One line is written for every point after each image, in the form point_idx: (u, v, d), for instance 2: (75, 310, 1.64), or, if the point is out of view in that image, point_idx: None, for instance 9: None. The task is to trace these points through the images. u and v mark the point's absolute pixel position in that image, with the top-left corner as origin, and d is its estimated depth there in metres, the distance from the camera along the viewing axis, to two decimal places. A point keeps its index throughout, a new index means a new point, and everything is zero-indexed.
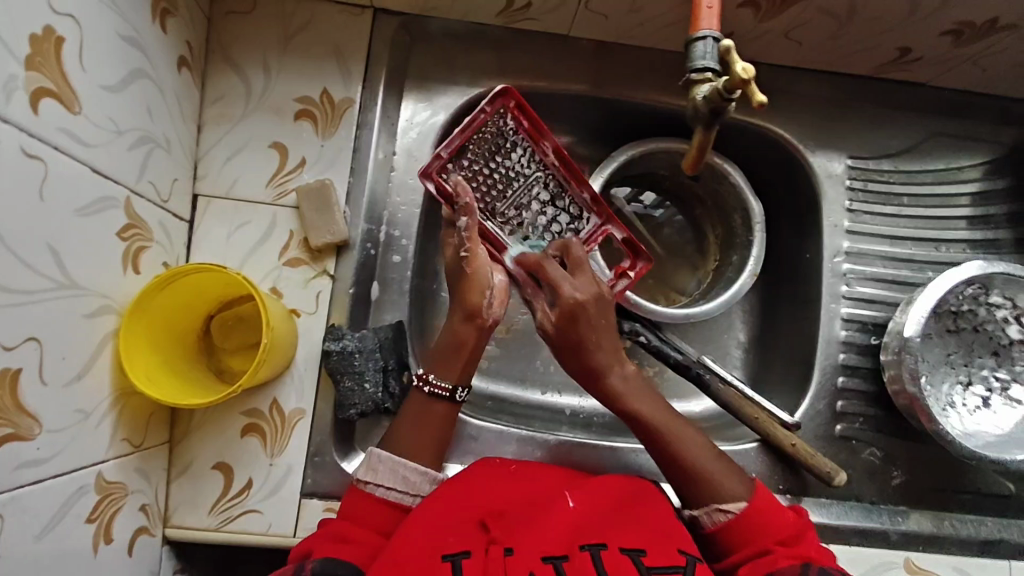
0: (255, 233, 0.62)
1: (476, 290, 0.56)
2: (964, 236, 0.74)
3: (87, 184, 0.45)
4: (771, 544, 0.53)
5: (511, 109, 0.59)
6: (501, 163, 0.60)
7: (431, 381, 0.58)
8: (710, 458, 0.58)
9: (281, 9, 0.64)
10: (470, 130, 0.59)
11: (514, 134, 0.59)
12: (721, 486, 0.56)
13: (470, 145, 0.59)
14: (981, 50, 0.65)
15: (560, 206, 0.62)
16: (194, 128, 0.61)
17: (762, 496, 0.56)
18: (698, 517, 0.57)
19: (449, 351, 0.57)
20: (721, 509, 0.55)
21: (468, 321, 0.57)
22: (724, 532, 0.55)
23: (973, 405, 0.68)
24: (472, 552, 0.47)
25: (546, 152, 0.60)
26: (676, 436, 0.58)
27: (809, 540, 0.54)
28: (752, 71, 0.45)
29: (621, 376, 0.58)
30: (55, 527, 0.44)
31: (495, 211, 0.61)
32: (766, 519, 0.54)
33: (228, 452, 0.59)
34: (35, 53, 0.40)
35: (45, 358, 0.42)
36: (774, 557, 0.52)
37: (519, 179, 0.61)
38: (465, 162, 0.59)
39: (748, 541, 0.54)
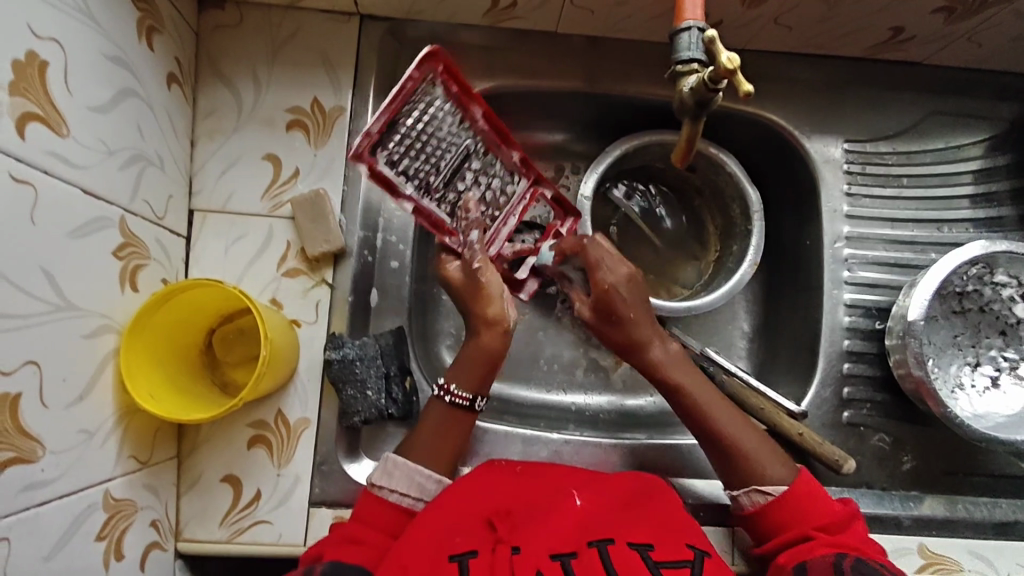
0: (252, 245, 0.62)
1: (493, 300, 0.58)
2: (967, 215, 0.73)
3: (79, 206, 0.45)
4: (811, 531, 0.53)
5: (440, 74, 0.52)
6: (429, 133, 0.54)
7: (451, 391, 0.58)
8: (751, 436, 0.58)
9: (268, 20, 0.64)
10: (399, 102, 0.50)
11: (445, 99, 0.54)
12: (763, 469, 0.57)
13: (401, 119, 0.51)
14: (976, 26, 0.64)
15: (492, 172, 0.59)
16: (187, 144, 0.62)
17: (808, 484, 0.56)
18: (739, 498, 0.57)
19: (469, 358, 0.59)
20: (762, 490, 0.56)
21: (492, 332, 0.59)
22: (768, 514, 0.56)
23: (982, 386, 0.67)
24: (478, 552, 0.46)
25: (477, 117, 0.56)
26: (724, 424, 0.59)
27: (856, 531, 0.54)
28: (737, 60, 0.44)
29: (663, 350, 0.61)
30: (64, 546, 0.44)
31: (431, 188, 0.56)
32: (808, 506, 0.55)
33: (235, 464, 0.59)
34: (19, 79, 0.40)
35: (46, 382, 0.42)
36: (812, 544, 0.52)
37: (451, 151, 0.56)
38: (398, 141, 0.52)
39: (789, 526, 0.54)
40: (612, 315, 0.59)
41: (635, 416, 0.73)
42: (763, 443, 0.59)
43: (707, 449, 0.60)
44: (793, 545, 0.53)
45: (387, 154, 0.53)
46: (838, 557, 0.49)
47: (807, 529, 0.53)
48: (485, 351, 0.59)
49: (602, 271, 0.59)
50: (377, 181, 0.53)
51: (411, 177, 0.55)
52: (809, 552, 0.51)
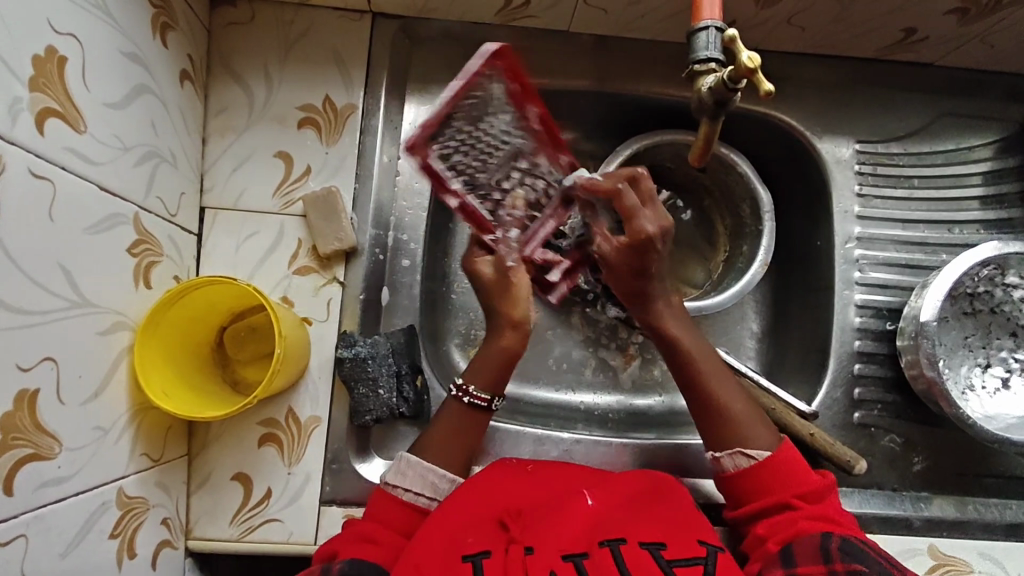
0: (264, 243, 0.62)
1: (520, 303, 0.58)
2: (978, 216, 0.72)
3: (95, 203, 0.45)
4: (792, 500, 0.53)
5: (500, 73, 0.51)
6: (483, 131, 0.53)
7: (470, 392, 0.58)
8: (739, 400, 0.58)
9: (280, 17, 0.64)
10: (457, 98, 0.50)
11: (501, 97, 0.52)
12: (750, 432, 0.57)
13: (457, 115, 0.51)
14: (990, 26, 0.64)
15: (538, 173, 0.58)
16: (199, 141, 0.61)
17: (790, 454, 0.56)
18: (720, 459, 0.57)
19: (489, 360, 0.59)
20: (746, 453, 0.56)
21: (517, 336, 0.59)
22: (746, 477, 0.55)
23: (993, 387, 0.67)
24: (492, 552, 0.46)
25: (534, 119, 0.54)
26: (721, 386, 0.58)
27: (832, 500, 0.54)
28: (758, 59, 0.44)
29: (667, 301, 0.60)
30: (80, 543, 0.44)
31: (477, 184, 0.56)
32: (786, 473, 0.54)
33: (246, 463, 0.59)
34: (39, 74, 0.40)
35: (63, 378, 0.42)
36: (793, 517, 0.52)
37: (501, 150, 0.55)
38: (450, 135, 0.52)
39: (767, 493, 0.54)
40: (639, 261, 0.56)
41: (644, 416, 0.73)
42: (750, 410, 0.58)
43: (694, 409, 0.59)
44: (772, 514, 0.54)
45: (440, 147, 0.53)
46: (825, 538, 0.49)
47: (788, 497, 0.53)
48: (507, 353, 0.58)
49: (641, 217, 0.54)
50: (427, 173, 0.54)
51: (460, 170, 0.55)
52: (794, 525, 0.52)
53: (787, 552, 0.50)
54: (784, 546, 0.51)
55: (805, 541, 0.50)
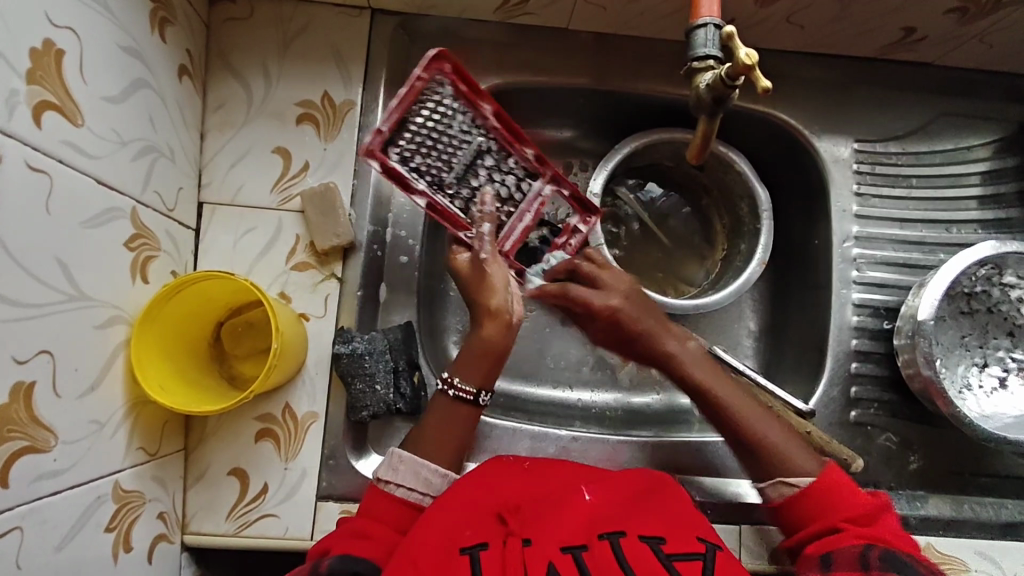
0: (261, 239, 0.62)
1: (499, 291, 0.57)
2: (976, 216, 0.72)
3: (93, 197, 0.45)
4: (839, 522, 0.52)
5: (448, 73, 0.56)
6: (440, 130, 0.57)
7: (455, 385, 0.58)
8: (773, 428, 0.58)
9: (280, 13, 0.64)
10: (409, 101, 0.55)
11: (454, 99, 0.57)
12: (791, 460, 0.56)
13: (410, 116, 0.55)
14: (989, 26, 0.64)
15: (505, 169, 0.60)
16: (197, 136, 0.62)
17: (835, 477, 0.55)
18: (765, 490, 0.57)
19: (470, 351, 0.58)
20: (788, 482, 0.56)
21: (496, 324, 0.57)
22: (794, 506, 0.55)
23: (990, 387, 0.67)
24: (489, 543, 0.47)
25: (489, 116, 0.58)
26: (753, 418, 0.59)
27: (886, 524, 0.52)
28: (755, 56, 0.44)
29: (678, 342, 0.62)
30: (76, 536, 0.44)
31: (443, 183, 0.58)
32: (833, 496, 0.54)
33: (243, 458, 0.59)
34: (36, 67, 0.40)
35: (59, 372, 0.42)
36: (840, 536, 0.51)
37: (461, 148, 0.58)
38: (408, 135, 0.56)
39: (816, 518, 0.54)
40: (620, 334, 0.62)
41: (641, 414, 0.73)
42: (788, 436, 0.58)
43: (733, 443, 0.59)
44: (821, 537, 0.53)
45: (400, 151, 0.56)
46: (866, 548, 0.49)
47: (836, 520, 0.52)
48: (486, 342, 0.57)
49: (598, 299, 0.61)
50: (390, 177, 0.56)
51: (424, 172, 0.57)
52: (837, 543, 0.51)
53: (826, 560, 0.50)
54: (823, 556, 0.50)
55: (845, 552, 0.50)
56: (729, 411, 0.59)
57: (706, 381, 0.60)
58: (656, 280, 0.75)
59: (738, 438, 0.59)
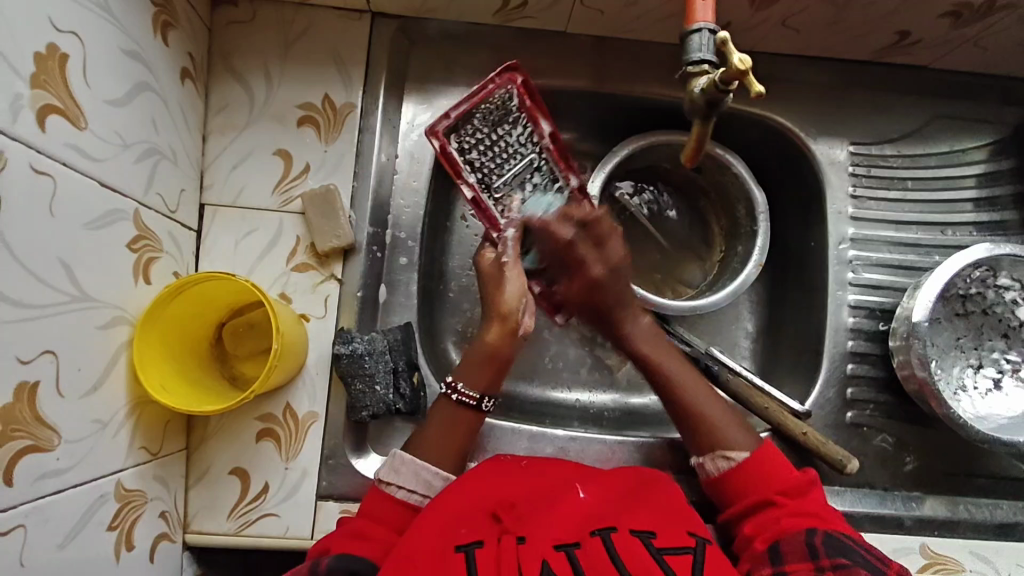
0: (263, 240, 0.62)
1: (512, 295, 0.59)
2: (971, 219, 0.73)
3: (96, 199, 0.46)
4: (774, 498, 0.54)
5: (518, 85, 0.60)
6: (500, 135, 0.61)
7: (459, 390, 0.59)
8: (713, 404, 0.59)
9: (281, 16, 0.65)
10: (478, 98, 0.60)
11: (518, 111, 0.61)
12: (728, 437, 0.58)
13: (477, 112, 0.60)
14: (983, 30, 0.65)
15: (548, 193, 0.62)
16: (199, 138, 0.62)
17: (771, 455, 0.57)
18: (704, 463, 0.59)
19: (477, 359, 0.59)
20: (725, 455, 0.57)
21: (501, 330, 0.59)
22: (730, 481, 0.57)
23: (985, 388, 0.68)
24: (484, 542, 0.47)
25: (546, 135, 0.61)
26: (700, 399, 0.60)
27: (816, 495, 0.55)
28: (749, 61, 0.44)
29: (637, 324, 0.63)
30: (79, 534, 0.45)
31: (489, 186, 0.61)
32: (769, 473, 0.56)
33: (244, 457, 0.60)
34: (40, 71, 0.40)
35: (62, 371, 0.43)
36: (778, 515, 0.53)
37: (516, 157, 0.61)
38: (469, 130, 0.61)
39: (751, 496, 0.55)
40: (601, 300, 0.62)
41: (639, 414, 0.73)
42: (725, 412, 0.60)
43: (676, 419, 0.61)
44: (757, 514, 0.55)
45: (459, 143, 0.61)
46: (808, 534, 0.50)
47: (771, 496, 0.54)
48: (492, 349, 0.59)
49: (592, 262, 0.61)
50: (444, 159, 0.61)
51: (476, 168, 0.61)
52: (777, 525, 0.53)
53: (775, 550, 0.51)
54: (772, 543, 0.51)
55: (792, 538, 0.51)
56: (671, 386, 0.60)
57: (655, 360, 0.61)
58: (653, 281, 0.76)
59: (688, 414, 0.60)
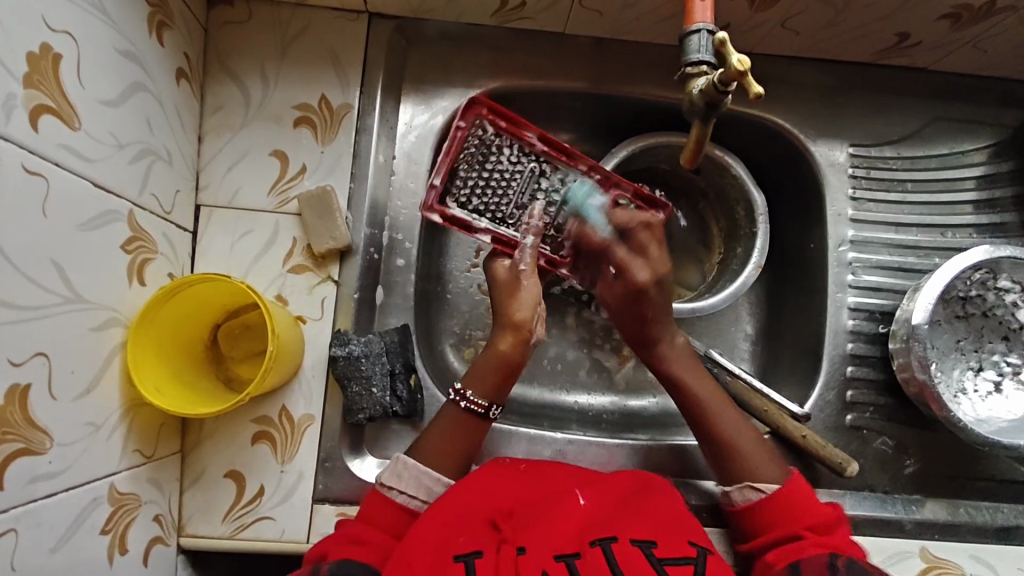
0: (259, 241, 0.62)
1: (524, 304, 0.58)
2: (971, 220, 0.73)
3: (89, 200, 0.45)
4: (800, 531, 0.53)
5: (485, 116, 0.60)
6: (491, 166, 0.61)
7: (466, 397, 0.58)
8: (743, 431, 0.59)
9: (277, 16, 0.65)
10: (454, 151, 0.59)
11: (496, 136, 0.61)
12: (754, 467, 0.58)
13: (460, 164, 0.60)
14: (983, 31, 0.64)
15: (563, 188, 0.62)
16: (195, 139, 0.62)
17: (797, 487, 0.56)
18: (729, 495, 0.58)
19: (488, 366, 0.59)
20: (754, 487, 0.56)
21: (514, 339, 0.58)
22: (754, 513, 0.56)
23: (985, 391, 0.67)
24: (484, 551, 0.47)
25: (535, 142, 0.61)
26: (727, 424, 0.59)
27: (841, 535, 0.54)
28: (747, 62, 0.44)
29: (671, 345, 0.63)
30: (71, 538, 0.44)
31: (503, 217, 0.61)
32: (795, 508, 0.54)
33: (239, 460, 0.59)
34: (34, 71, 0.40)
35: (55, 373, 0.42)
36: (802, 543, 0.52)
37: (516, 179, 0.62)
38: (460, 181, 0.60)
39: (777, 527, 0.54)
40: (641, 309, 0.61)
41: (638, 417, 0.73)
42: (753, 440, 0.59)
43: (705, 450, 0.60)
44: (783, 544, 0.53)
45: (455, 196, 0.60)
46: (831, 556, 0.49)
47: (797, 529, 0.53)
48: (504, 358, 0.58)
49: (633, 267, 0.61)
50: (453, 225, 0.59)
51: (482, 211, 0.61)
52: (800, 551, 0.51)
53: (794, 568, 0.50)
54: (791, 565, 0.50)
55: (812, 560, 0.49)
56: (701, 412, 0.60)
57: (688, 383, 0.61)
58: None
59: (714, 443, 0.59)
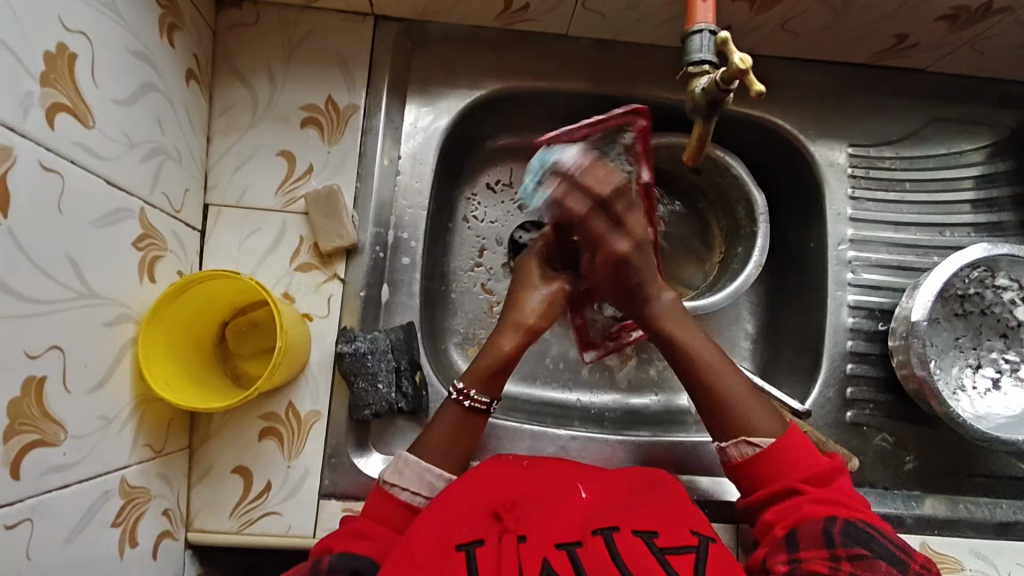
0: (266, 240, 0.63)
1: (539, 313, 0.60)
2: (969, 220, 0.74)
3: (103, 196, 0.46)
4: (798, 484, 0.54)
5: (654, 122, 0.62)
6: None
7: (470, 396, 0.58)
8: (739, 388, 0.58)
9: (285, 18, 0.66)
10: None
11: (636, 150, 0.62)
12: (753, 420, 0.57)
13: None
14: (979, 33, 0.65)
15: None
16: (204, 139, 0.63)
17: (796, 439, 0.56)
18: (726, 449, 0.57)
19: (487, 365, 0.59)
20: (750, 441, 0.56)
21: (517, 339, 0.60)
22: (753, 466, 0.56)
23: (983, 388, 0.68)
24: (485, 540, 0.47)
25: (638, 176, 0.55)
26: (724, 378, 0.58)
27: (841, 485, 0.55)
28: (749, 60, 0.45)
29: (662, 301, 0.61)
30: (83, 531, 0.45)
31: None
32: (794, 459, 0.55)
33: (246, 456, 0.60)
34: (50, 70, 0.41)
35: (69, 366, 0.43)
36: (800, 501, 0.53)
37: None
38: None
39: (773, 479, 0.55)
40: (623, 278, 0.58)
41: (640, 415, 0.74)
42: (750, 397, 0.58)
43: (696, 397, 0.59)
44: (779, 497, 0.54)
45: None
46: (829, 522, 0.51)
47: (795, 483, 0.54)
48: (506, 356, 0.59)
49: (613, 240, 0.56)
50: None
51: None
52: (798, 512, 0.53)
53: (792, 536, 0.52)
54: (790, 531, 0.52)
55: (811, 528, 0.51)
56: (694, 366, 0.59)
57: (678, 337, 0.60)
58: None
59: (708, 396, 0.58)
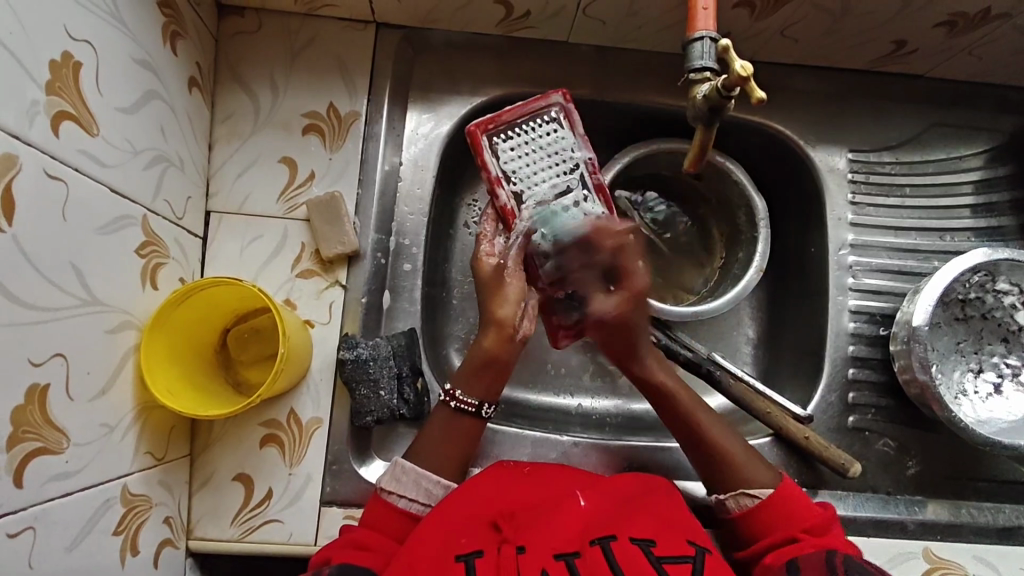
0: (267, 246, 0.63)
1: (507, 303, 0.58)
2: (969, 224, 0.74)
3: (106, 203, 0.46)
4: (797, 533, 0.54)
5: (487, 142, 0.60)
6: (517, 161, 0.61)
7: (458, 398, 0.59)
8: (736, 442, 0.60)
9: (286, 26, 0.66)
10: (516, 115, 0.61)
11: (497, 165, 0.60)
12: (749, 473, 0.59)
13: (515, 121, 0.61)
14: (978, 39, 0.66)
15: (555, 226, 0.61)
16: (206, 146, 0.63)
17: (790, 487, 0.57)
18: (724, 502, 0.59)
19: (473, 365, 0.59)
20: (749, 492, 0.57)
21: (499, 338, 0.58)
22: (751, 517, 0.56)
23: (985, 392, 0.68)
24: (484, 552, 0.47)
25: (501, 166, 0.60)
26: (719, 433, 0.61)
27: (837, 536, 0.55)
28: (750, 68, 0.45)
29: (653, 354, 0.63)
30: (85, 539, 0.45)
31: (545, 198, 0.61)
32: (791, 509, 0.55)
33: (247, 463, 0.60)
34: (55, 78, 0.41)
35: (72, 375, 0.43)
36: (799, 546, 0.53)
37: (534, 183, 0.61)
38: (512, 135, 0.61)
39: (773, 530, 0.55)
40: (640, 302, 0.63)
41: (641, 420, 0.74)
42: (745, 450, 0.60)
43: (695, 455, 0.61)
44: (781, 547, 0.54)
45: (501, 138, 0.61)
46: (829, 553, 0.50)
47: (795, 531, 0.54)
48: (489, 355, 0.58)
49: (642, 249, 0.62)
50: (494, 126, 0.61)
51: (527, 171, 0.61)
52: (800, 551, 0.52)
53: (793, 565, 0.50)
54: (788, 562, 0.51)
55: (811, 558, 0.50)
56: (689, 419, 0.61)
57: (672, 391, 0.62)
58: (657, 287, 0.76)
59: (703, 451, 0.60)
